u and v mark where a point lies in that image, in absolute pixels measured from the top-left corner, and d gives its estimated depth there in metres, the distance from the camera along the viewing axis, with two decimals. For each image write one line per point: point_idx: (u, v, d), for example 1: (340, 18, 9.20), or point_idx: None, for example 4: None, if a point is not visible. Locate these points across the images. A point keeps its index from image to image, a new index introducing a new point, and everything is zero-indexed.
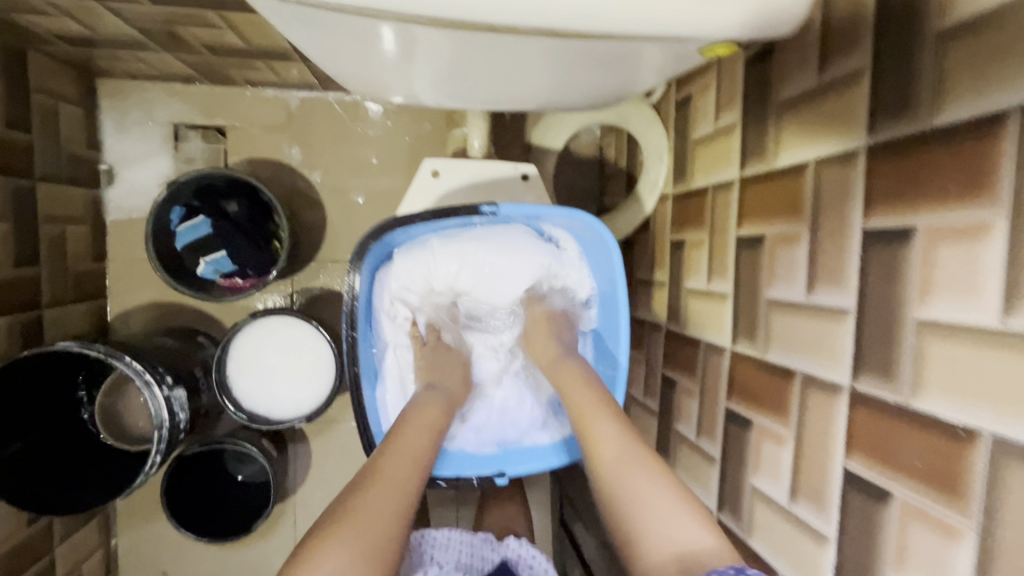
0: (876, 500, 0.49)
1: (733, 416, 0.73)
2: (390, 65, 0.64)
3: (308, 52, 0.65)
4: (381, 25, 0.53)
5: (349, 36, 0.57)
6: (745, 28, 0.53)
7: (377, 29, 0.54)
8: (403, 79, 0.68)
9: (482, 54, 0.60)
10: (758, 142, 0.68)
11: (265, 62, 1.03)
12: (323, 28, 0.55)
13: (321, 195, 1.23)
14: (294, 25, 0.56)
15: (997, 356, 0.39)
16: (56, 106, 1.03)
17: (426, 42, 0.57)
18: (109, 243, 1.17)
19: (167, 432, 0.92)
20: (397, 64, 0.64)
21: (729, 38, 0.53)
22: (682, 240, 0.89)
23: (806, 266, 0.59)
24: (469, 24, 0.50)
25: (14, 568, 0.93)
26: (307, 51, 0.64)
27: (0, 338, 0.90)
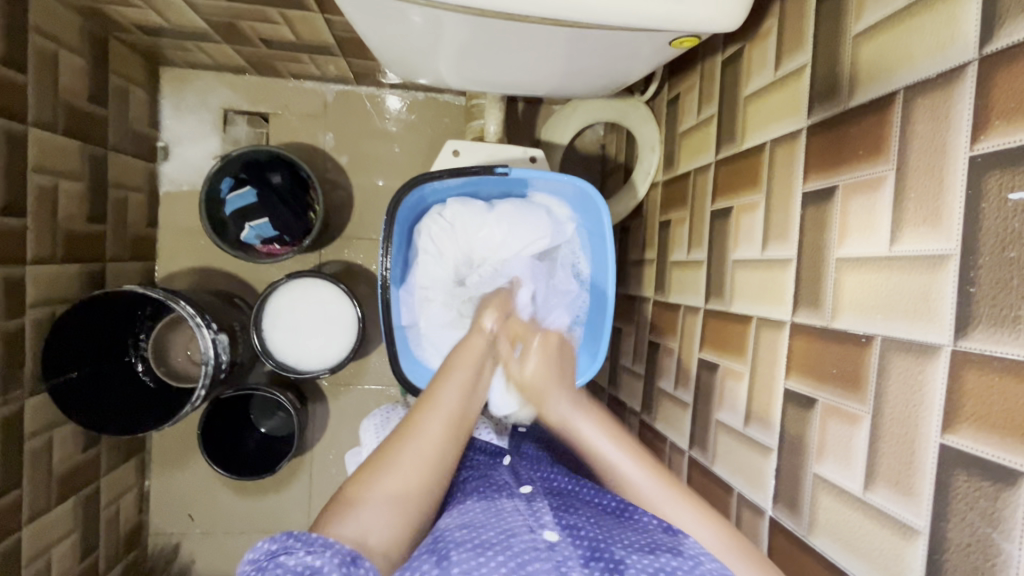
0: (805, 408, 0.61)
1: (703, 364, 0.84)
2: (427, 49, 0.77)
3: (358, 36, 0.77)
4: (427, 14, 0.65)
5: (399, 22, 0.69)
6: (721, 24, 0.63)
7: (424, 16, 0.66)
8: (437, 63, 0.81)
9: (503, 41, 0.72)
10: (730, 130, 0.81)
11: (310, 56, 1.18)
12: (377, 11, 0.67)
13: (350, 178, 1.38)
14: (353, 13, 0.68)
15: (887, 276, 0.51)
16: (127, 88, 1.18)
17: (461, 32, 0.69)
18: (161, 212, 1.31)
19: (211, 369, 1.05)
20: (434, 49, 0.77)
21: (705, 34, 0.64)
22: (669, 220, 1.01)
23: (763, 228, 0.71)
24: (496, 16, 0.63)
25: (67, 487, 1.06)
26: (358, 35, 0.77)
27: (72, 282, 1.04)
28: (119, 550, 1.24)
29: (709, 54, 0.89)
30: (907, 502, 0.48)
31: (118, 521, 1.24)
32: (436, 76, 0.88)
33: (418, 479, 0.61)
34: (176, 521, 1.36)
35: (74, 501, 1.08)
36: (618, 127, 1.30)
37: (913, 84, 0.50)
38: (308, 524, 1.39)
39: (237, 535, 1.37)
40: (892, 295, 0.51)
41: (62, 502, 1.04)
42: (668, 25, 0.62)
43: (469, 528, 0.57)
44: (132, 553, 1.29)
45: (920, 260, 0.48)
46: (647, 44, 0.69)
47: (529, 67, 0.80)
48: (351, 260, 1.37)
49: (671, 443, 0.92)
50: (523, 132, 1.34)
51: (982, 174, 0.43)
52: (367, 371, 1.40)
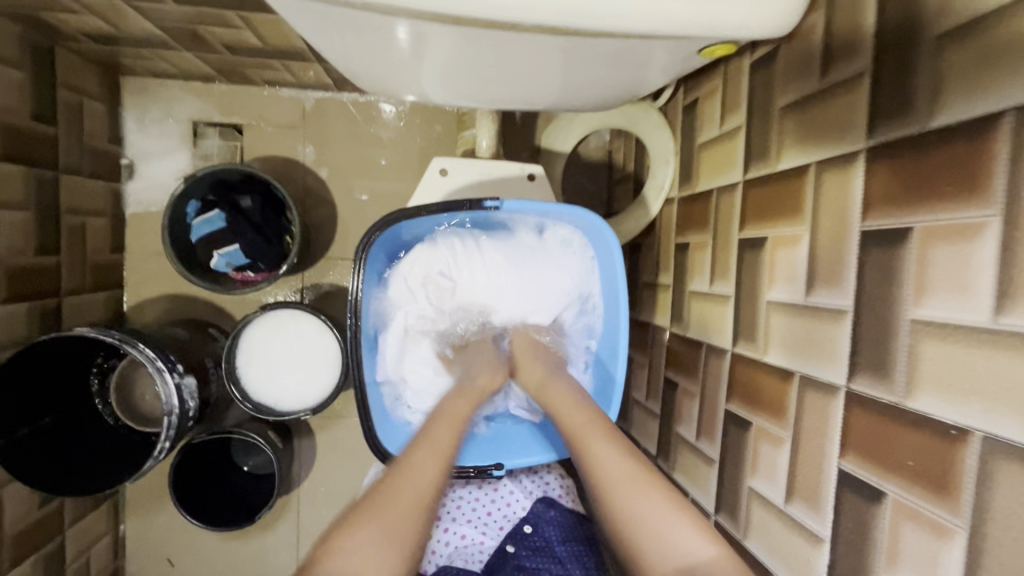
0: (869, 500, 0.49)
1: (731, 416, 0.73)
2: (405, 62, 0.65)
3: (324, 50, 0.65)
4: (399, 23, 0.53)
5: (368, 33, 0.57)
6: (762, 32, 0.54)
7: (394, 26, 0.54)
8: (417, 77, 0.69)
9: (494, 52, 0.60)
10: (761, 145, 0.69)
11: (282, 62, 1.06)
12: (341, 20, 0.54)
13: (334, 193, 1.26)
14: (312, 20, 0.56)
15: (991, 355, 0.39)
16: (82, 101, 1.06)
17: (442, 41, 0.57)
18: (128, 235, 1.20)
19: (177, 417, 0.95)
20: (413, 63, 0.64)
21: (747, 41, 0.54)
22: (686, 242, 0.90)
23: (806, 268, 0.59)
24: (483, 24, 0.51)
25: (22, 549, 0.95)
26: (324, 49, 0.65)
27: (20, 323, 0.93)
28: None
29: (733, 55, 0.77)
30: None
31: (88, 573, 1.14)
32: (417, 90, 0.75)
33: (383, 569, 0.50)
34: (155, 567, 1.26)
35: (32, 561, 0.98)
36: (625, 132, 1.18)
37: None
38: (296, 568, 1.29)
39: None
40: (998, 381, 0.39)
41: (16, 566, 0.94)
42: (705, 33, 0.52)
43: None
44: None
45: None
46: (675, 52, 0.59)
47: (525, 80, 0.67)
48: (336, 283, 1.26)
49: (694, 502, 0.80)
50: (521, 140, 1.22)
51: None
52: None
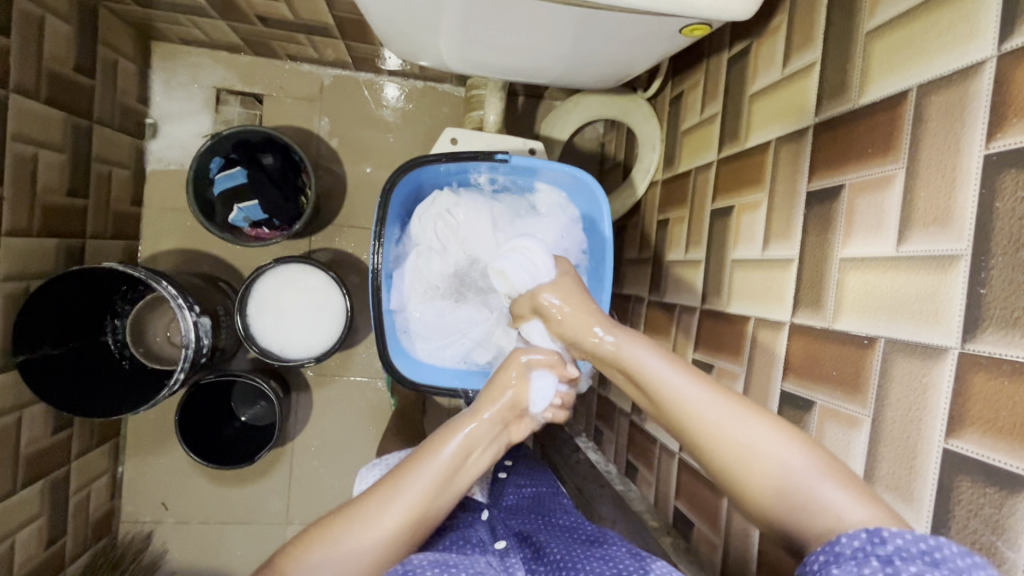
0: (803, 411, 0.59)
1: (698, 364, 0.83)
2: (438, 28, 0.74)
3: (370, 17, 0.74)
4: None
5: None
6: (747, 10, 0.60)
7: None
8: (444, 44, 0.79)
9: (516, 21, 0.69)
10: (734, 128, 0.80)
11: (307, 37, 1.15)
12: None
13: (344, 164, 1.35)
14: None
15: (892, 277, 0.50)
16: (117, 60, 1.14)
17: (476, 8, 0.67)
18: (147, 191, 1.28)
19: (192, 352, 1.02)
20: (446, 30, 0.74)
21: (742, 18, 0.60)
22: (667, 218, 1.00)
23: (764, 228, 0.70)
24: None
25: (34, 470, 1.01)
26: (370, 17, 0.74)
27: (49, 257, 1.00)
28: (88, 537, 1.20)
29: (715, 51, 0.88)
30: (908, 508, 0.47)
31: (88, 508, 1.19)
32: (434, 55, 0.84)
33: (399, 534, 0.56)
34: (149, 509, 1.31)
35: (42, 485, 1.04)
36: (618, 125, 1.29)
37: (926, 82, 0.49)
38: (285, 518, 1.35)
39: (213, 525, 1.33)
40: (895, 296, 0.50)
41: (27, 486, 1.00)
42: (676, 8, 0.59)
43: (443, 568, 0.54)
44: (102, 541, 1.25)
45: (929, 260, 0.47)
46: (655, 30, 0.67)
47: (536, 52, 0.78)
48: (341, 248, 1.34)
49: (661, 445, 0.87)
50: (522, 125, 1.32)
51: (996, 173, 0.42)
52: (353, 363, 1.36)
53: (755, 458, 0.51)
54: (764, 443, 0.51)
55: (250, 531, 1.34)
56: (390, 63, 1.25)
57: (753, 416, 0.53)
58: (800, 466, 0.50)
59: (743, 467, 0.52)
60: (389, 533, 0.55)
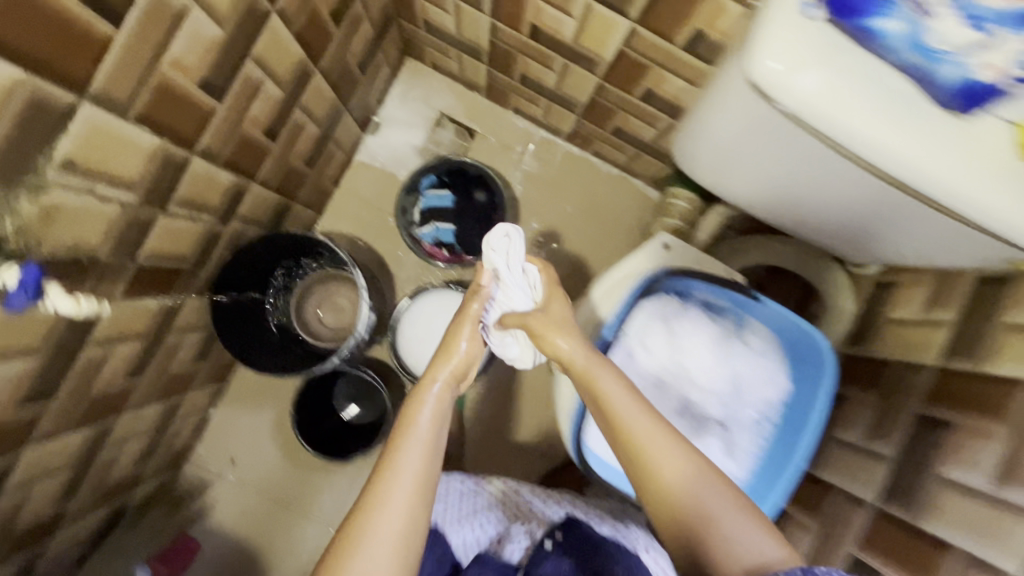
0: None
1: (860, 563, 0.79)
2: (762, 165, 0.77)
3: (708, 129, 0.77)
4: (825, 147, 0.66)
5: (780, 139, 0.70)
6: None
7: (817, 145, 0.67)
8: (746, 176, 0.82)
9: (841, 180, 0.72)
10: (968, 345, 0.79)
11: (548, 104, 1.24)
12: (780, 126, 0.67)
13: (521, 214, 1.41)
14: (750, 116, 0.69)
15: None
16: (381, 65, 1.27)
17: (831, 167, 0.70)
18: (347, 175, 1.37)
19: (353, 342, 1.06)
20: (767, 168, 0.78)
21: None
22: (843, 394, 0.98)
23: (996, 464, 0.68)
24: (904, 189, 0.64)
25: (166, 390, 1.05)
26: (709, 129, 0.77)
27: (270, 209, 1.08)
28: (163, 465, 1.21)
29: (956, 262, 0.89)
30: None
31: (175, 439, 1.21)
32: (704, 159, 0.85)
33: (410, 507, 0.61)
34: (217, 459, 1.32)
35: (162, 406, 1.07)
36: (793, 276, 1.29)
37: None
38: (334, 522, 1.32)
39: (264, 500, 1.32)
40: None
41: (153, 403, 1.03)
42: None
43: None
44: (167, 473, 1.26)
45: None
46: (979, 250, 0.70)
47: (834, 215, 0.81)
48: None
49: None
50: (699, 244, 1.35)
51: None
52: None
53: (720, 525, 0.63)
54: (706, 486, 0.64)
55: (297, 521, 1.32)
56: (604, 148, 1.33)
57: (718, 489, 0.65)
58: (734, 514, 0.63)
59: (718, 539, 0.63)
60: (402, 514, 0.61)
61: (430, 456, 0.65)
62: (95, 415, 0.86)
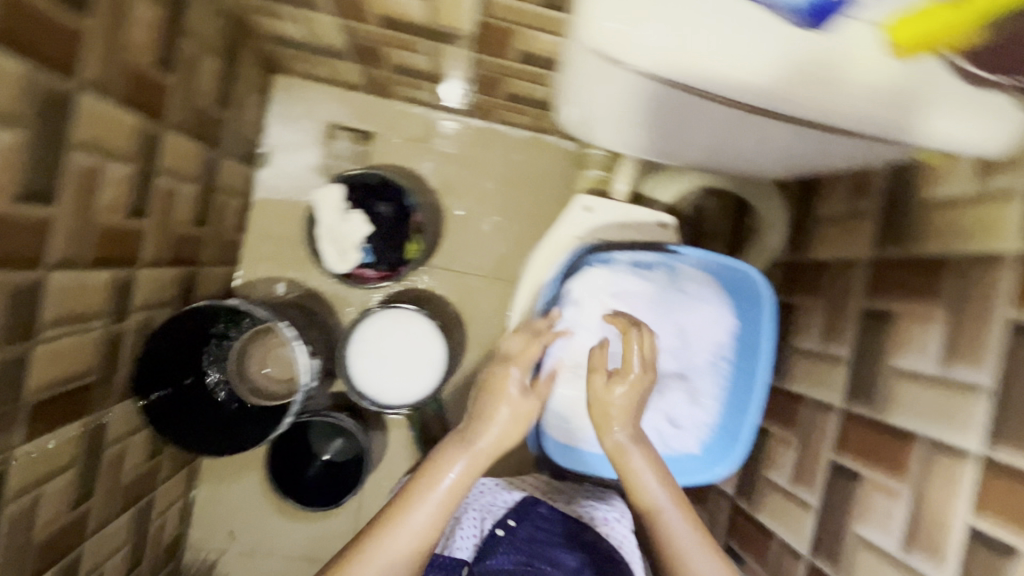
0: (1003, 555, 0.57)
1: (839, 469, 0.80)
2: (633, 117, 0.75)
3: (574, 89, 0.74)
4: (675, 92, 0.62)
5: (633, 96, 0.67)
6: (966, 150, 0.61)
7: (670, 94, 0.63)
8: (624, 126, 0.79)
9: (712, 116, 0.69)
10: (898, 232, 0.79)
11: (434, 86, 1.15)
12: (628, 84, 0.64)
13: (443, 204, 1.34)
14: (598, 78, 0.65)
15: None
16: (247, 92, 1.16)
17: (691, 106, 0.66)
18: (251, 216, 1.29)
19: (302, 396, 1.00)
20: (639, 118, 0.75)
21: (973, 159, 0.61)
22: (794, 304, 0.98)
23: (942, 346, 0.68)
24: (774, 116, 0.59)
25: (129, 498, 1.00)
26: (575, 88, 0.74)
27: (170, 284, 1.00)
28: (159, 562, 1.18)
29: None
30: None
31: (162, 534, 1.17)
32: (586, 122, 0.84)
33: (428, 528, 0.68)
34: (215, 537, 1.29)
35: (131, 512, 1.02)
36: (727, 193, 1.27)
37: None
38: None
39: (277, 561, 1.30)
40: None
41: (121, 514, 0.99)
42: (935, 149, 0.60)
43: None
44: (168, 566, 1.23)
45: None
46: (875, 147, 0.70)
47: (725, 140, 0.78)
48: (434, 290, 1.34)
49: (783, 541, 0.87)
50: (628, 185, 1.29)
51: None
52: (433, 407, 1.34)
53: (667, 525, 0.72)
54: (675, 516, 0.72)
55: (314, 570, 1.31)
56: (504, 114, 1.25)
57: (667, 491, 0.74)
58: (666, 504, 0.73)
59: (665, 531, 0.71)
60: (414, 534, 0.67)
61: (464, 475, 0.72)
62: (56, 555, 0.81)
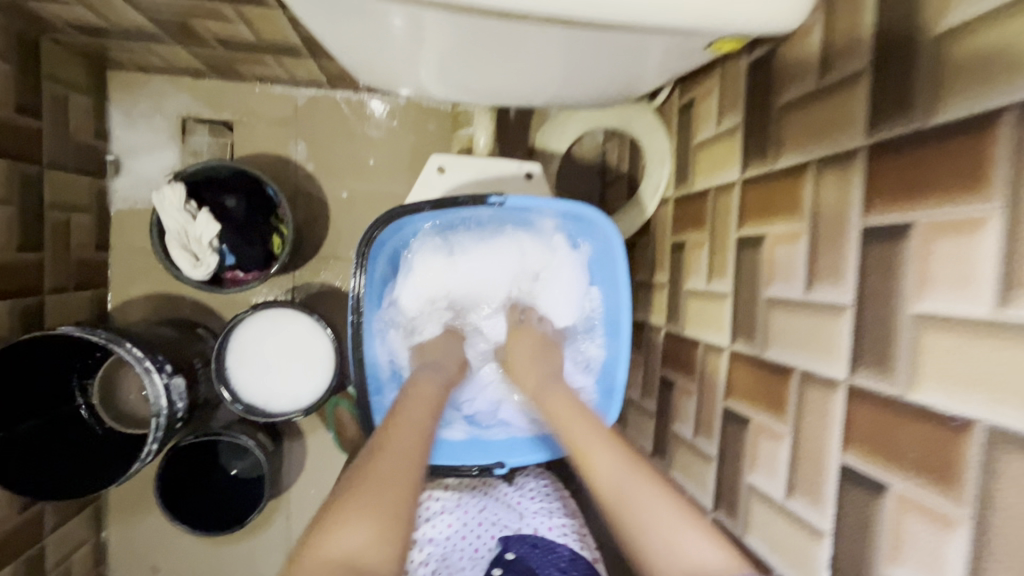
0: (871, 493, 0.50)
1: (731, 415, 0.73)
2: (409, 55, 0.65)
3: (334, 43, 0.65)
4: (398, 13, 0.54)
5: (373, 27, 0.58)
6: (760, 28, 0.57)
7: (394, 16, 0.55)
8: (412, 68, 0.70)
9: (479, 41, 0.60)
10: (760, 144, 0.70)
11: (274, 58, 1.04)
12: (351, 12, 0.55)
13: (323, 188, 1.24)
14: (321, 11, 0.56)
15: (994, 345, 0.40)
16: (68, 95, 1.04)
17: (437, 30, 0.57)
18: (113, 233, 1.18)
19: (164, 419, 0.92)
20: (415, 56, 0.65)
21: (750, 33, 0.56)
22: (684, 241, 0.90)
23: (805, 265, 0.60)
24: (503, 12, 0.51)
25: (2, 556, 0.92)
26: (334, 42, 0.65)
27: (0, 320, 0.90)
28: None
29: (731, 57, 0.78)
30: None
31: None
32: (388, 79, 0.76)
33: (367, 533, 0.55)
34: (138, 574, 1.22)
35: (13, 569, 0.95)
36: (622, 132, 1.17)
37: None
38: None
39: None
40: (1000, 371, 0.40)
41: None
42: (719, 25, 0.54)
43: None
44: None
45: None
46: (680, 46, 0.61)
47: (523, 74, 0.69)
48: (328, 283, 1.24)
49: (691, 498, 0.81)
50: (516, 140, 1.20)
51: None
52: None
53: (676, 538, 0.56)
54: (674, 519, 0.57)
55: None
56: None
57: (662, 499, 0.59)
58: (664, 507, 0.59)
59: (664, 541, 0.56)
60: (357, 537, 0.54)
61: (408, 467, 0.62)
62: None
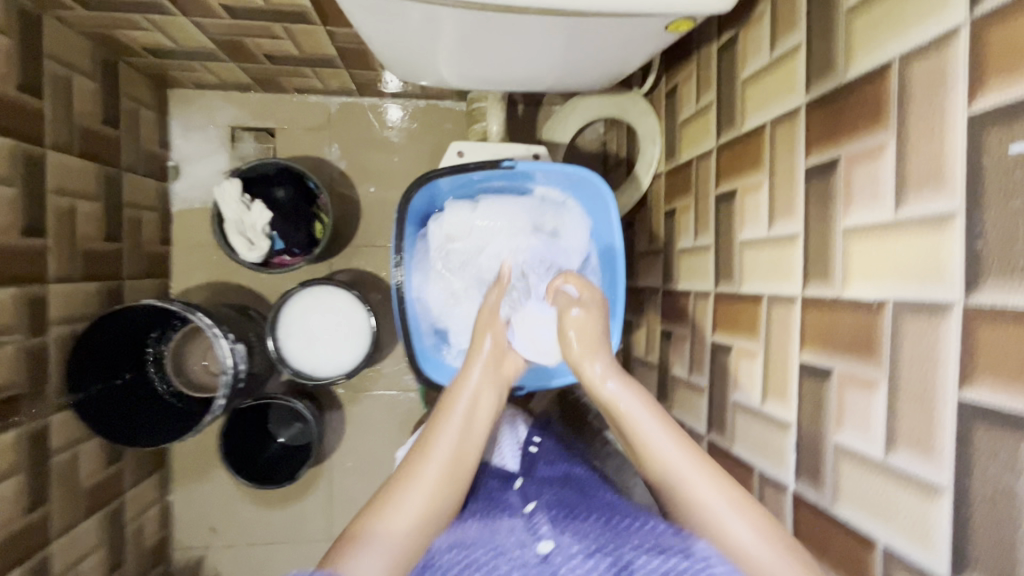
0: (821, 377, 0.61)
1: (717, 346, 0.84)
2: (433, 48, 0.79)
3: (371, 43, 0.79)
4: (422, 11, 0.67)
5: (408, 25, 0.72)
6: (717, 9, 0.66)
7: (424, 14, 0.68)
8: (437, 60, 0.84)
9: (489, 32, 0.73)
10: (729, 114, 0.83)
11: (312, 70, 1.20)
12: (388, 14, 0.69)
13: (355, 184, 1.39)
14: (365, 16, 0.70)
15: (895, 239, 0.52)
16: (138, 110, 1.21)
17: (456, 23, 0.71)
18: (174, 229, 1.34)
19: (230, 378, 1.06)
20: (438, 48, 0.79)
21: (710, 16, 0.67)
22: (674, 208, 1.02)
23: (767, 206, 0.72)
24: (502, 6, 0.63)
25: (94, 503, 1.07)
26: (371, 42, 0.79)
27: (92, 298, 1.06)
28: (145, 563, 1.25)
29: (704, 45, 0.92)
30: (929, 461, 0.49)
31: (143, 537, 1.25)
32: (414, 72, 0.90)
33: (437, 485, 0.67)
34: (198, 534, 1.36)
35: (101, 516, 1.09)
36: (619, 122, 1.30)
37: (908, 52, 0.51)
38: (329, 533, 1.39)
39: (261, 546, 1.38)
40: (898, 257, 0.52)
41: (88, 518, 1.06)
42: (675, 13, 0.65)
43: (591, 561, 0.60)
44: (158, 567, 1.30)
45: (926, 222, 0.49)
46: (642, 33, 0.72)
47: (528, 59, 0.82)
48: (361, 268, 1.39)
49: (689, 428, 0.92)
50: (524, 133, 1.34)
51: (982, 129, 0.44)
52: (381, 378, 1.40)
53: (687, 481, 0.64)
54: (689, 463, 0.65)
55: (298, 549, 1.38)
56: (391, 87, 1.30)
57: (701, 467, 0.65)
58: (682, 457, 0.66)
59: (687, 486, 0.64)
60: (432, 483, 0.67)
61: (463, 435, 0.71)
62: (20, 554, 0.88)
